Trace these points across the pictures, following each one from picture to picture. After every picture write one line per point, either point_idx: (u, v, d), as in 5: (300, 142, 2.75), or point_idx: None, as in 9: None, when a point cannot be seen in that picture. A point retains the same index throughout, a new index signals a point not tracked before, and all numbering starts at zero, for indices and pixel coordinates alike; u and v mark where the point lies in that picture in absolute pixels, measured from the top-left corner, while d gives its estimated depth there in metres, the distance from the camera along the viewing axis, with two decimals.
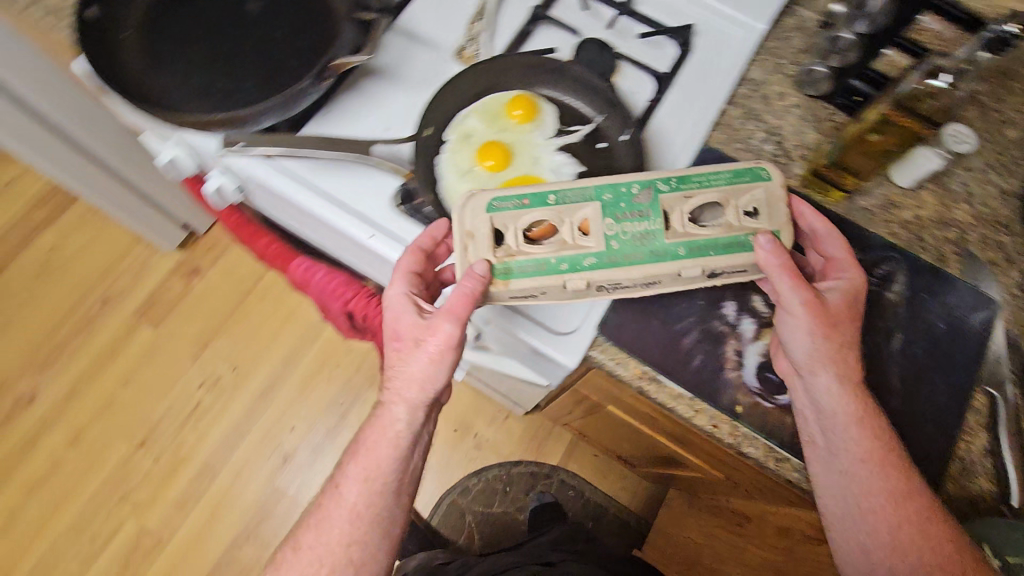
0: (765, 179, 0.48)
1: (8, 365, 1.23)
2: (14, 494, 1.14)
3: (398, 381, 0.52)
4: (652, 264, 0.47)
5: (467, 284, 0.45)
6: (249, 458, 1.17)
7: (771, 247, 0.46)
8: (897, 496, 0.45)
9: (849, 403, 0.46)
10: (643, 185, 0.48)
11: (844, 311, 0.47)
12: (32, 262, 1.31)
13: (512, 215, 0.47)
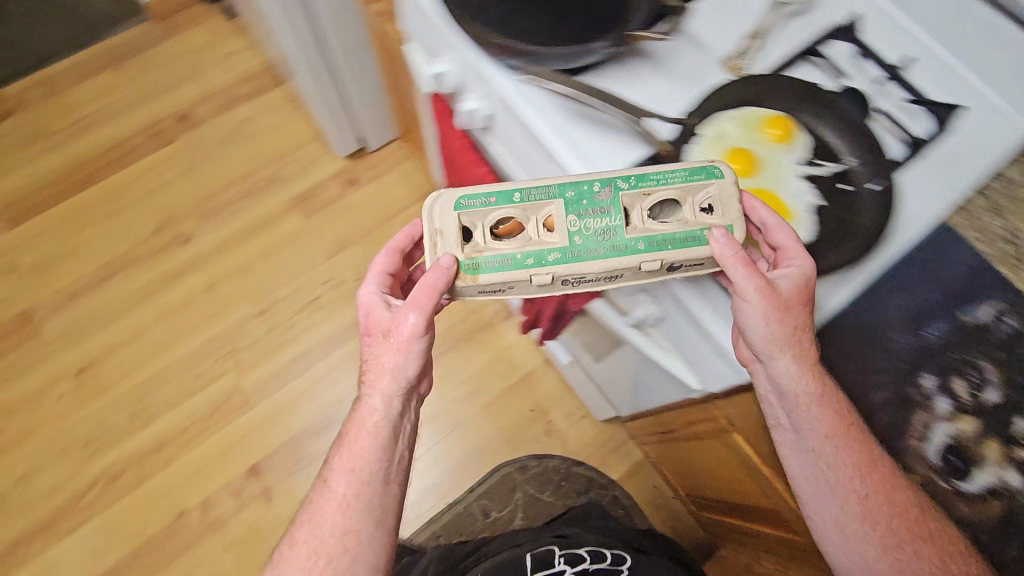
0: (718, 177, 0.53)
1: (181, 204, 1.39)
2: (149, 314, 1.29)
3: (372, 373, 0.57)
4: (613, 257, 0.52)
5: (433, 279, 0.51)
6: (345, 360, 1.25)
7: (725, 240, 0.51)
8: (859, 465, 0.53)
9: (809, 385, 0.53)
10: (604, 184, 0.53)
11: (798, 297, 0.51)
12: (228, 126, 1.46)
13: (481, 212, 0.53)
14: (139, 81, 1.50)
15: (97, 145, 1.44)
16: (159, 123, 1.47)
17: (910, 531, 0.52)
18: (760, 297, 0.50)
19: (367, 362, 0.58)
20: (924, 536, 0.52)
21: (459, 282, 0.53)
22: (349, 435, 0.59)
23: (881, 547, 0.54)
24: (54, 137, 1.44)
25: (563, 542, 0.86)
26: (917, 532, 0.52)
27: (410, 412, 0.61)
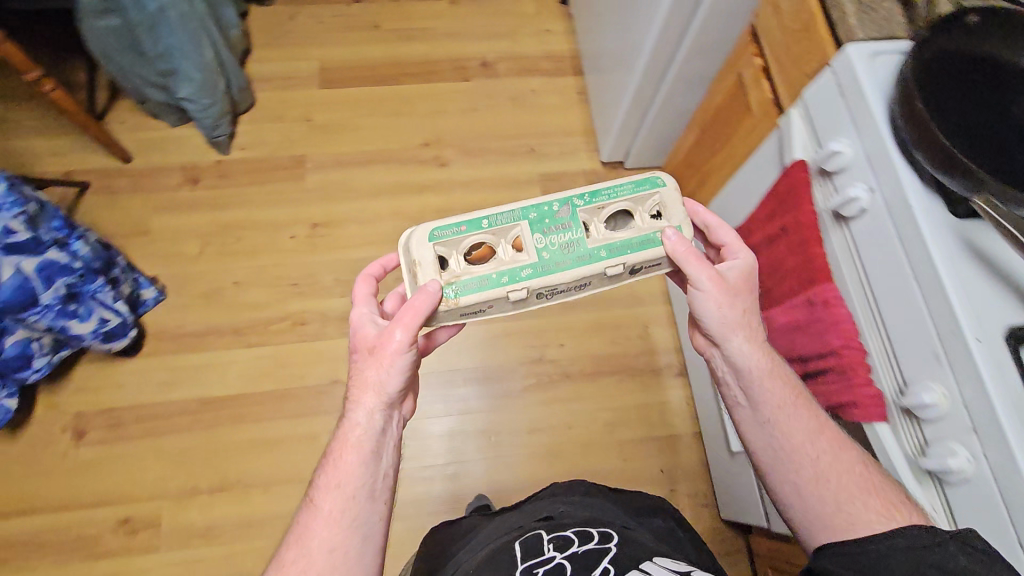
0: (659, 185, 0.71)
1: (451, 133, 1.54)
2: (386, 209, 1.44)
3: (359, 387, 0.66)
4: (577, 266, 0.68)
5: (421, 300, 0.64)
6: (520, 331, 1.32)
7: (677, 237, 0.68)
8: (809, 434, 0.65)
9: (755, 358, 0.67)
10: (563, 205, 0.70)
11: (742, 284, 0.68)
12: (517, 88, 1.60)
13: (454, 240, 0.68)
14: (466, 21, 1.68)
15: (411, 55, 1.63)
16: (465, 61, 1.63)
17: (867, 494, 0.60)
18: (711, 280, 0.66)
19: (356, 381, 0.67)
20: (876, 491, 0.60)
21: (441, 307, 0.67)
22: (338, 450, 0.66)
23: (836, 505, 0.61)
24: (381, 35, 1.65)
25: (548, 523, 0.80)
26: (872, 488, 0.61)
27: (391, 427, 0.69)
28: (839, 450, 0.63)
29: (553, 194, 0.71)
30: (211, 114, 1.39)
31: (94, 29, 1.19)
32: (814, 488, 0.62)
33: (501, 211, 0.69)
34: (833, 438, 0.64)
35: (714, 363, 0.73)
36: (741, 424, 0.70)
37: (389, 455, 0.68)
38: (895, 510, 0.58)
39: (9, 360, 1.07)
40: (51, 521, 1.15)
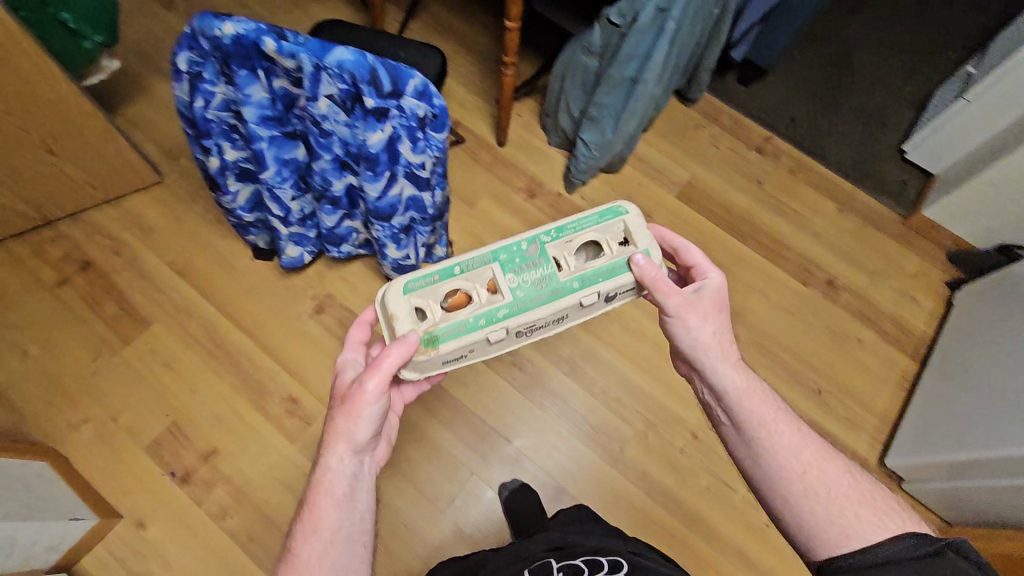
0: (621, 216, 0.87)
1: (756, 315, 1.43)
2: (654, 332, 1.38)
3: (329, 435, 0.76)
4: (551, 300, 0.83)
5: (401, 346, 0.76)
6: (680, 539, 1.22)
7: (644, 262, 0.84)
8: (794, 446, 0.79)
9: (733, 377, 0.84)
10: (531, 243, 0.85)
11: (708, 304, 0.85)
12: (849, 326, 1.43)
13: (427, 290, 0.81)
14: (845, 231, 1.54)
15: (772, 222, 1.55)
16: (814, 265, 1.50)
17: (852, 502, 0.73)
18: (678, 307, 0.84)
19: (329, 427, 0.77)
20: (867, 503, 0.73)
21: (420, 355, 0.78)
22: (313, 497, 0.75)
23: (826, 515, 0.73)
24: (758, 190, 1.59)
25: (558, 553, 0.90)
26: (864, 500, 0.74)
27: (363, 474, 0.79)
28: (822, 463, 0.77)
29: (523, 236, 0.85)
30: (589, 163, 1.47)
31: (576, 58, 1.32)
32: (809, 503, 0.74)
33: (471, 261, 0.83)
34: (814, 453, 0.78)
35: (703, 394, 0.89)
36: (730, 440, 0.85)
37: (366, 498, 0.78)
38: (884, 517, 0.71)
39: (335, 233, 1.26)
40: (255, 355, 1.33)
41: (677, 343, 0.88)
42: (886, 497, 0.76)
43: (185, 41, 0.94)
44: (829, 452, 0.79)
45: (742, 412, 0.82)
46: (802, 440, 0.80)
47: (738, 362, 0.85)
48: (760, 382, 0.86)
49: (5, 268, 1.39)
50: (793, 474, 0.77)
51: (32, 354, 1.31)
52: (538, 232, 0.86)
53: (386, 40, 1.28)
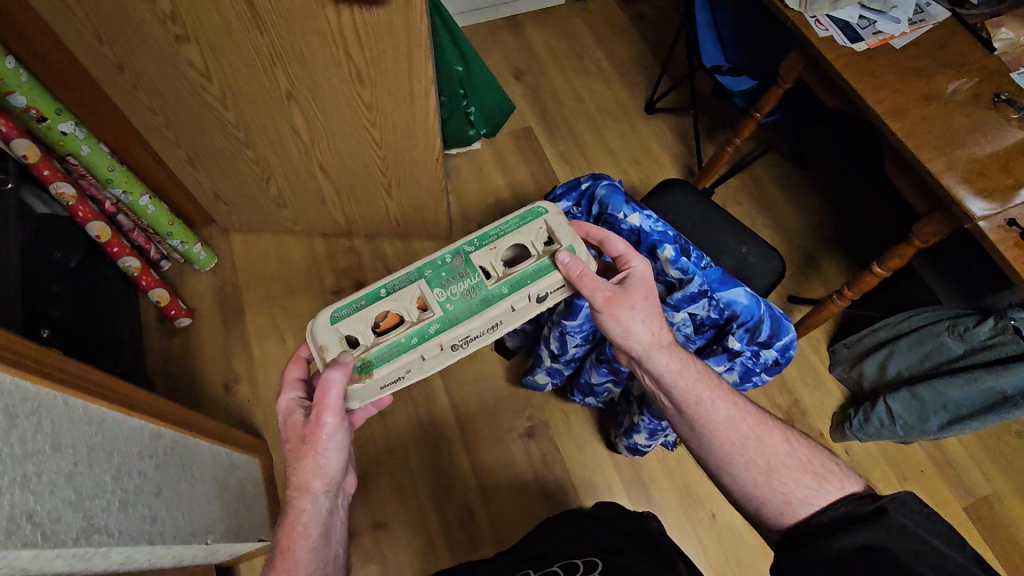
0: (541, 216, 0.84)
1: None
2: None
3: (300, 476, 0.80)
4: (485, 307, 0.80)
5: (337, 373, 0.75)
6: None
7: (569, 261, 0.80)
8: (730, 422, 0.80)
9: (665, 362, 0.84)
10: (454, 255, 0.82)
11: (637, 288, 0.83)
12: None
13: (350, 320, 0.78)
14: None
15: None
16: None
17: (791, 468, 0.76)
18: (607, 302, 0.81)
19: (293, 468, 0.81)
20: (804, 467, 0.76)
21: (357, 381, 0.77)
22: (286, 540, 0.78)
23: (771, 481, 0.76)
24: None
25: (536, 563, 0.98)
26: (802, 464, 0.77)
27: (334, 507, 0.84)
28: (758, 434, 0.80)
29: (445, 249, 0.82)
30: (880, 430, 1.26)
31: (937, 333, 1.16)
32: (752, 476, 0.77)
33: (398, 281, 0.80)
34: (751, 425, 0.80)
35: (645, 381, 0.89)
36: (677, 424, 0.85)
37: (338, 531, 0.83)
38: (822, 480, 0.75)
39: (590, 386, 1.20)
40: (462, 450, 1.35)
41: (611, 336, 0.86)
42: (819, 454, 0.79)
43: (583, 200, 0.93)
44: (765, 422, 0.81)
45: (678, 393, 0.83)
46: (739, 406, 0.81)
47: (670, 345, 0.84)
48: (693, 359, 0.87)
49: (301, 256, 1.54)
50: (734, 447, 0.79)
51: (288, 345, 1.43)
52: (461, 243, 0.83)
53: (733, 226, 1.21)
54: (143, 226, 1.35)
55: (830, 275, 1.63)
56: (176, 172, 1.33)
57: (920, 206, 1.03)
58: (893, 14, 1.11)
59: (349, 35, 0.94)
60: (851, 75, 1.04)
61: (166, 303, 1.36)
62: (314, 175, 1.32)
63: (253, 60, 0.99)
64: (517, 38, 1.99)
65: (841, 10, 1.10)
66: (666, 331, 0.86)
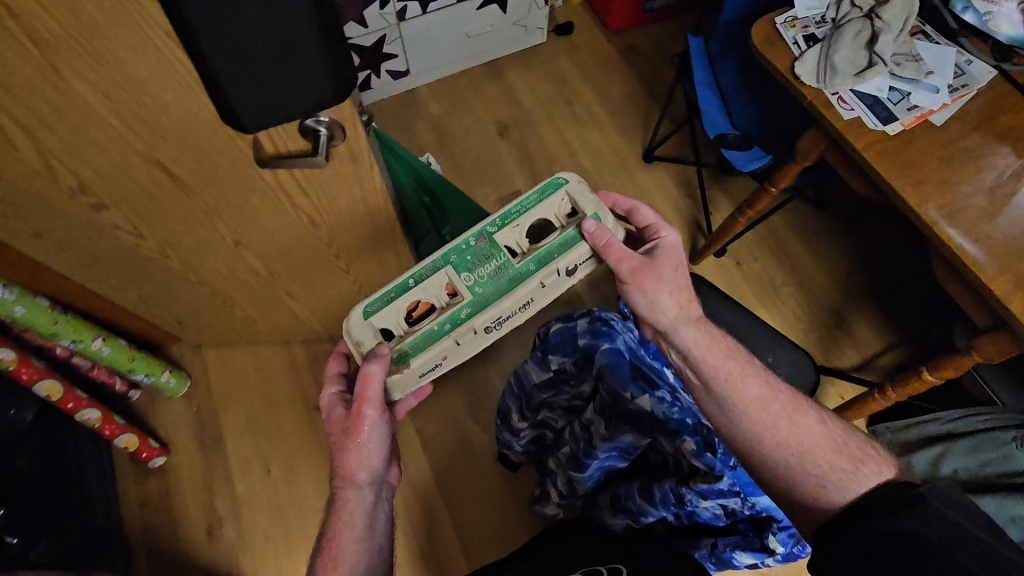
0: (562, 186, 0.74)
1: None
2: None
3: (345, 469, 0.79)
4: (518, 284, 0.72)
5: (373, 367, 0.70)
6: None
7: (591, 228, 0.70)
8: (762, 399, 0.71)
9: (694, 331, 0.74)
10: (478, 235, 0.74)
11: (667, 258, 0.74)
12: None
13: (381, 315, 0.73)
14: None
15: None
16: None
17: (829, 452, 0.67)
18: (633, 273, 0.72)
19: (339, 463, 0.79)
20: (842, 451, 0.67)
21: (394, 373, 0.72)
22: (331, 532, 0.76)
23: (804, 463, 0.67)
24: None
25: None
26: (839, 447, 0.68)
27: (380, 499, 0.82)
28: (792, 414, 0.70)
29: (466, 231, 0.74)
30: None
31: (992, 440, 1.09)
32: (784, 458, 0.68)
33: (425, 269, 0.73)
34: (783, 405, 0.70)
35: (668, 356, 0.79)
36: (701, 402, 0.75)
37: (382, 523, 0.80)
38: (860, 464, 0.65)
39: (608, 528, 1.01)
40: None
41: (634, 308, 0.77)
42: (861, 440, 0.69)
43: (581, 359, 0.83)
44: (800, 402, 0.71)
45: (706, 368, 0.73)
46: (772, 386, 0.72)
47: (700, 318, 0.74)
48: (724, 335, 0.76)
49: (281, 369, 1.42)
50: (766, 426, 0.69)
51: (273, 475, 1.31)
52: (484, 223, 0.74)
53: (755, 326, 1.06)
54: (103, 364, 1.23)
55: (860, 336, 1.48)
56: (129, 308, 1.19)
57: (978, 316, 0.87)
58: (930, 80, 0.94)
59: (291, 190, 0.80)
60: (888, 169, 0.88)
61: (136, 447, 1.24)
62: (282, 297, 1.19)
63: (184, 215, 0.85)
64: (497, 86, 1.82)
65: (868, 82, 0.94)
66: (695, 303, 0.76)
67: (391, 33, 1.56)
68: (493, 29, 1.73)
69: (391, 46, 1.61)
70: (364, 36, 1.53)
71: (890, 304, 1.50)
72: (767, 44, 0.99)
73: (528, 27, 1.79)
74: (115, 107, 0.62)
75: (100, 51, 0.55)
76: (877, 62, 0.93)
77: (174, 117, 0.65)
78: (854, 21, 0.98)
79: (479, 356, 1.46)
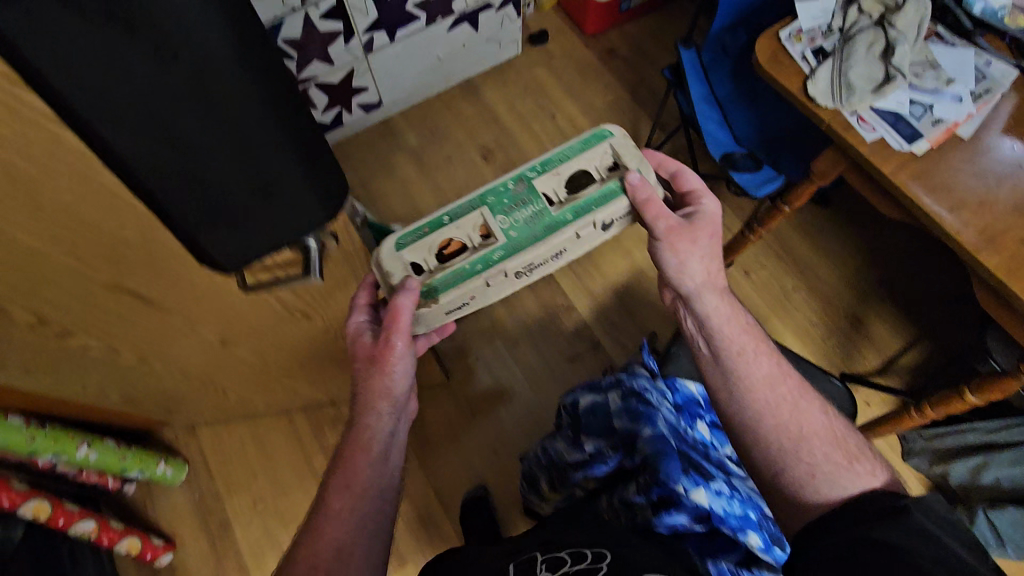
0: (606, 138, 0.76)
1: None
2: None
3: (367, 395, 0.75)
4: (553, 232, 0.71)
5: (405, 298, 0.68)
6: None
7: (636, 180, 0.72)
8: (771, 379, 0.77)
9: (719, 299, 0.81)
10: (517, 180, 0.74)
11: (706, 226, 0.80)
12: None
13: (418, 245, 0.72)
14: None
15: None
16: None
17: (828, 444, 0.72)
18: (669, 231, 0.76)
19: (360, 387, 0.75)
20: (838, 444, 0.72)
21: (425, 307, 0.70)
22: (348, 454, 0.73)
23: (798, 445, 0.72)
24: None
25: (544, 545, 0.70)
26: (835, 440, 0.73)
27: (400, 428, 0.78)
28: (798, 399, 0.75)
29: (507, 174, 0.74)
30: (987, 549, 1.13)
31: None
32: (777, 438, 0.73)
33: (460, 208, 0.73)
34: (791, 388, 0.76)
35: (686, 323, 0.85)
36: (706, 373, 0.82)
37: (397, 454, 0.76)
38: (853, 461, 0.70)
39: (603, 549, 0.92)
40: None
41: (662, 270, 0.82)
42: (858, 442, 0.74)
43: (619, 444, 0.78)
44: (807, 391, 0.77)
45: (721, 340, 0.80)
46: (784, 371, 0.78)
47: (722, 288, 0.81)
48: (743, 312, 0.83)
49: (285, 441, 1.33)
50: (767, 405, 0.75)
51: None
52: (524, 168, 0.75)
53: (795, 360, 0.97)
54: (92, 467, 1.12)
55: (878, 335, 1.44)
56: (112, 410, 1.10)
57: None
58: (952, 89, 0.88)
59: (281, 292, 0.71)
60: (919, 193, 0.82)
61: (139, 549, 1.17)
62: (276, 374, 1.11)
63: (162, 329, 0.76)
64: (475, 107, 1.72)
65: (888, 97, 0.87)
66: (722, 275, 0.83)
67: (359, 66, 1.46)
68: (465, 49, 1.63)
69: (360, 80, 1.50)
70: (330, 74, 1.43)
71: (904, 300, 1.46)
72: (773, 63, 0.92)
73: (501, 42, 1.69)
74: (69, 251, 0.53)
75: (43, 206, 0.47)
76: (896, 75, 0.87)
77: (140, 248, 0.56)
78: (864, 31, 0.91)
79: (490, 401, 1.39)
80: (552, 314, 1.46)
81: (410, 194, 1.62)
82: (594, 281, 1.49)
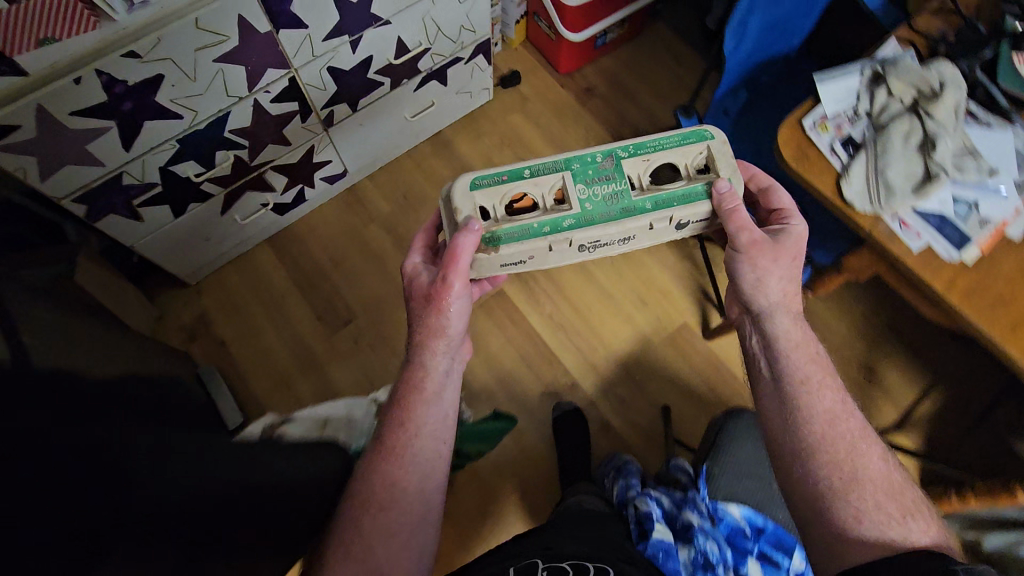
0: (706, 139, 0.73)
1: None
2: None
3: (420, 335, 0.71)
4: (628, 219, 0.70)
5: (467, 239, 0.66)
6: None
7: (726, 188, 0.70)
8: (834, 417, 0.66)
9: (792, 325, 0.72)
10: (606, 156, 0.72)
11: (792, 250, 0.72)
12: None
13: (494, 187, 0.70)
14: None
15: None
16: None
17: (888, 496, 0.61)
18: (752, 245, 0.70)
19: (414, 325, 0.72)
20: (894, 495, 0.62)
21: (483, 252, 0.69)
22: (403, 395, 0.70)
23: (848, 483, 0.62)
24: None
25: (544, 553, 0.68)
26: (893, 490, 0.62)
27: (457, 368, 0.75)
28: (857, 442, 0.65)
29: (598, 146, 0.72)
30: None
31: None
32: (824, 475, 0.63)
33: (542, 165, 0.72)
34: (855, 429, 0.66)
35: (748, 341, 0.77)
36: (759, 396, 0.73)
37: (453, 395, 0.73)
38: (909, 517, 0.60)
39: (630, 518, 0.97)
40: None
41: (733, 280, 0.75)
42: (918, 495, 0.64)
43: None
44: (869, 434, 0.66)
45: (786, 366, 0.70)
46: (850, 408, 0.67)
47: (797, 314, 0.73)
48: (817, 343, 0.73)
49: None
50: (819, 439, 0.65)
51: None
52: (614, 146, 0.73)
53: None
54: None
55: (895, 388, 1.38)
56: None
57: None
58: (995, 181, 0.80)
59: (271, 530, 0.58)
60: (979, 308, 0.73)
61: None
62: None
63: None
64: (449, 165, 1.58)
65: (931, 197, 0.79)
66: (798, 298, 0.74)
67: (320, 141, 1.30)
68: (435, 104, 1.49)
69: (322, 154, 1.35)
70: (289, 154, 1.28)
71: (917, 349, 1.41)
72: (801, 157, 0.81)
73: (472, 92, 1.55)
74: None
75: None
76: (940, 173, 0.78)
77: None
78: (896, 118, 0.82)
79: (501, 502, 1.28)
80: (557, 397, 1.36)
81: (388, 270, 1.47)
82: (597, 355, 1.39)
